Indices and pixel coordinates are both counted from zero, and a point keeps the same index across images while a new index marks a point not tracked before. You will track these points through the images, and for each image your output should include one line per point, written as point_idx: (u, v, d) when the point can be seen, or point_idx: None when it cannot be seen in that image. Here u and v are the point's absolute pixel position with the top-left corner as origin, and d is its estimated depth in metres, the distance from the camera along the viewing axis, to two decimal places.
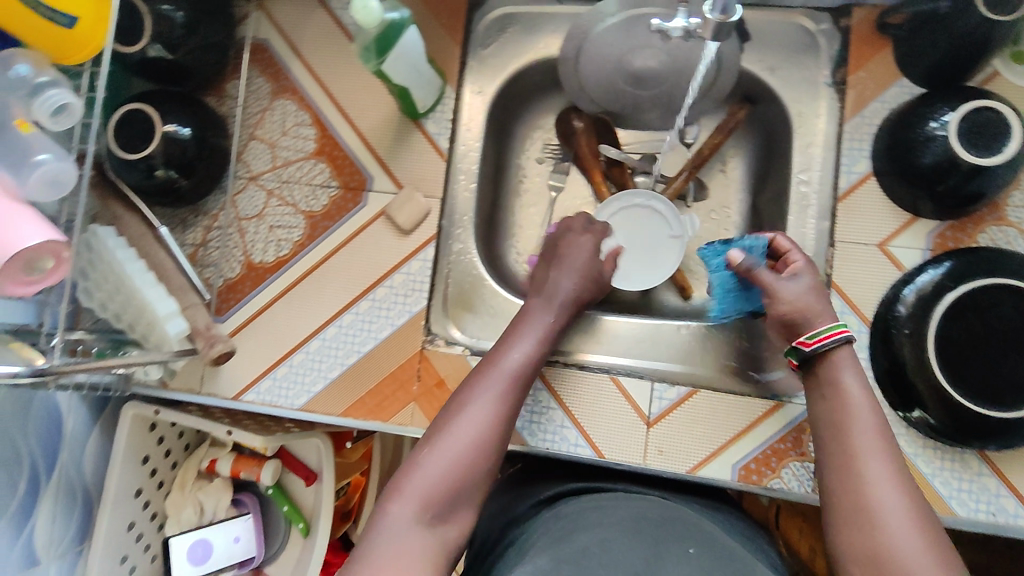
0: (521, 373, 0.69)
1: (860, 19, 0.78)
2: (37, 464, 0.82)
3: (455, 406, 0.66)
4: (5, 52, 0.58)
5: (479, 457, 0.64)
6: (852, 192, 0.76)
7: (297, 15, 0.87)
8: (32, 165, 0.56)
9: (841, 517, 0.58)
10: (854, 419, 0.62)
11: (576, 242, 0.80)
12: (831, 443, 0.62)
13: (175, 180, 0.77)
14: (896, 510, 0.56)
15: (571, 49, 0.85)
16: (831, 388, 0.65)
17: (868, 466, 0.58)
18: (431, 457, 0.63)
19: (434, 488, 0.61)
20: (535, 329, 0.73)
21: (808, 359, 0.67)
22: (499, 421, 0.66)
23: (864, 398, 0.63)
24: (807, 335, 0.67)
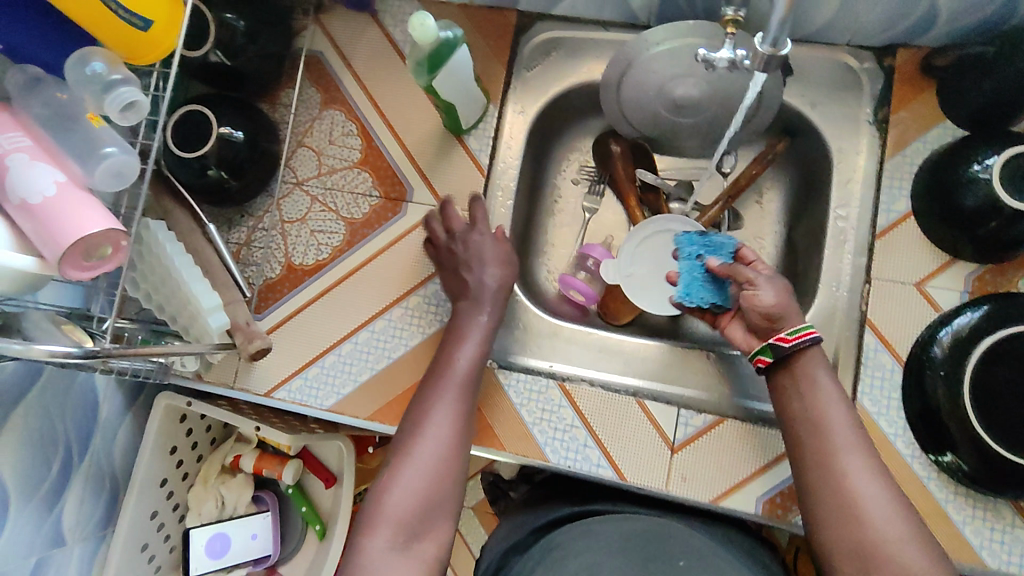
0: (467, 377, 0.73)
1: (905, 60, 0.78)
2: (71, 446, 0.84)
3: (413, 425, 0.69)
4: (84, 49, 0.61)
5: (446, 471, 0.67)
6: (891, 229, 0.75)
7: (351, 30, 0.90)
8: (99, 156, 0.59)
9: (826, 514, 0.59)
10: (830, 415, 0.63)
11: (481, 241, 0.81)
12: (807, 438, 0.63)
13: (226, 181, 0.80)
14: (879, 506, 0.57)
15: (615, 73, 0.84)
16: (800, 382, 0.65)
17: (848, 462, 0.60)
18: (398, 479, 0.65)
19: (406, 511, 0.63)
20: (474, 330, 0.77)
21: (783, 358, 0.66)
22: (456, 427, 0.70)
23: (835, 391, 0.64)
24: (788, 331, 0.66)
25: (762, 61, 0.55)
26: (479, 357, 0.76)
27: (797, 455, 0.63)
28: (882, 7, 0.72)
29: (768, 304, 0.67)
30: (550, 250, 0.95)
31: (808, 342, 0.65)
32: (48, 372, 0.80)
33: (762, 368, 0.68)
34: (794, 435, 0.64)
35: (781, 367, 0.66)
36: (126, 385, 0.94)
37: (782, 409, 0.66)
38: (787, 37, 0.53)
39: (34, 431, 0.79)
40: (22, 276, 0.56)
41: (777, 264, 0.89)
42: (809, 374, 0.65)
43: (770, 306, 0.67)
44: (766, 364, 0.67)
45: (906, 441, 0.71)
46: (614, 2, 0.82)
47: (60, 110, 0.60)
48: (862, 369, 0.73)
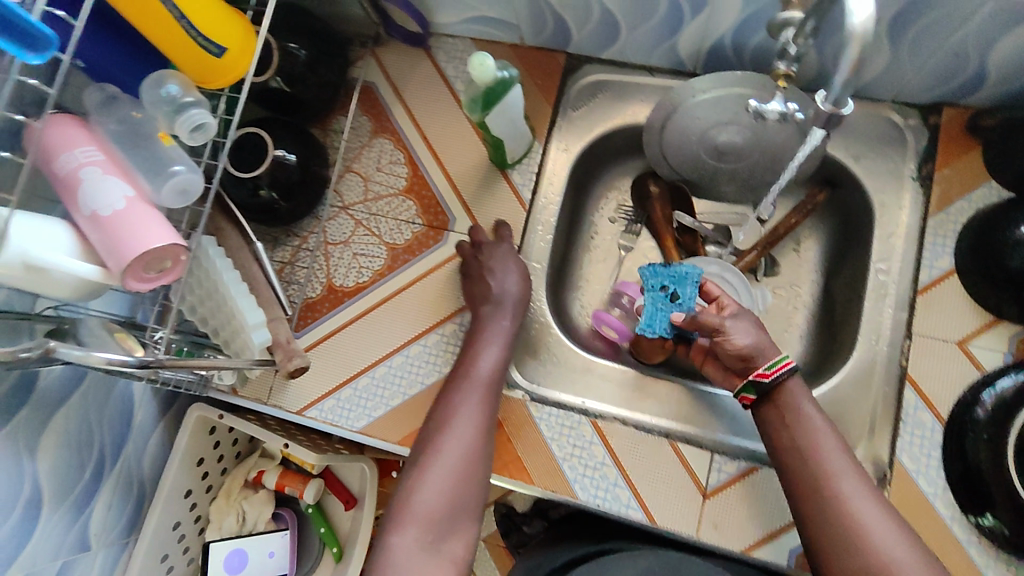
0: (490, 381, 0.75)
1: (950, 118, 0.79)
2: (105, 452, 0.86)
3: (439, 427, 0.71)
4: (159, 72, 0.64)
5: (470, 474, 0.68)
6: (933, 286, 0.75)
7: (404, 63, 0.93)
8: (168, 174, 0.61)
9: (829, 539, 0.60)
10: (821, 443, 0.64)
11: (503, 257, 0.82)
12: (799, 466, 0.64)
13: (276, 202, 0.83)
14: (881, 528, 0.59)
15: (659, 117, 0.85)
16: (783, 410, 0.67)
17: (843, 487, 0.61)
18: (425, 480, 0.67)
19: (433, 511, 0.65)
20: (497, 336, 0.78)
21: (765, 394, 0.69)
22: (480, 429, 0.72)
23: (819, 418, 0.66)
24: (766, 366, 0.68)
25: (821, 119, 0.55)
26: (502, 361, 0.77)
27: (792, 483, 0.65)
28: (930, 67, 0.73)
29: (741, 346, 0.69)
30: (585, 286, 0.96)
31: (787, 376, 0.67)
32: (91, 377, 0.82)
33: (748, 405, 0.71)
34: (785, 465, 0.66)
35: (766, 401, 0.69)
36: (161, 394, 0.96)
37: (770, 439, 0.67)
38: (849, 97, 0.53)
39: (72, 434, 0.80)
40: (84, 283, 0.58)
41: (813, 313, 0.89)
42: (794, 403, 0.67)
43: (745, 348, 0.69)
44: (751, 402, 0.70)
45: (946, 502, 0.69)
46: (662, 49, 0.85)
47: (136, 128, 0.63)
48: (901, 426, 0.72)
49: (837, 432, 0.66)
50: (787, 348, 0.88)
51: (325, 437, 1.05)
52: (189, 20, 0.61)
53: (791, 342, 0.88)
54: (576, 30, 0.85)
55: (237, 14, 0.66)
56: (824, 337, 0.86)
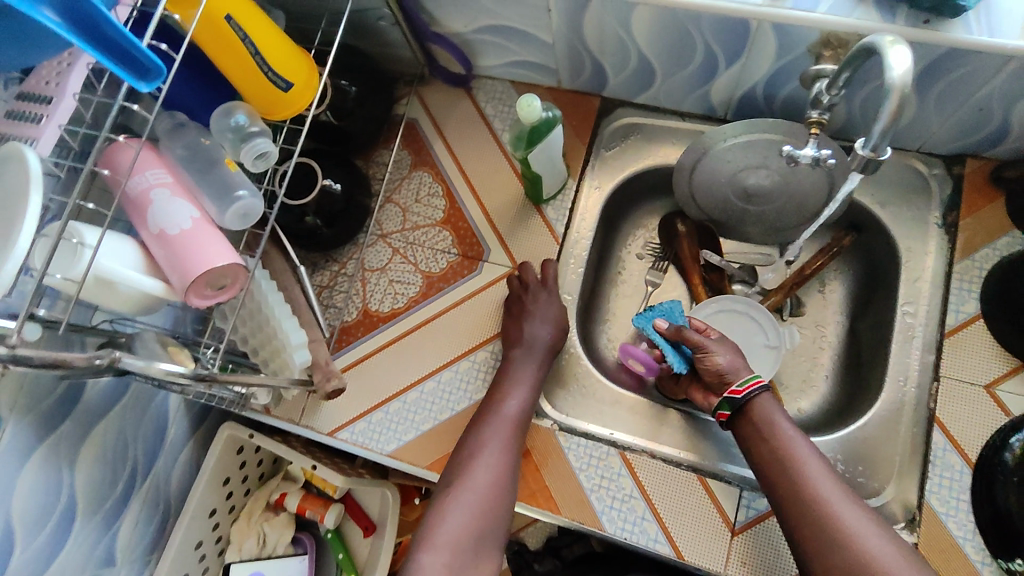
0: (518, 419, 0.77)
1: (973, 169, 0.82)
2: (137, 466, 0.87)
3: (466, 460, 0.74)
4: (227, 103, 0.68)
5: (494, 508, 0.72)
6: (959, 330, 0.77)
7: (445, 102, 0.98)
8: (232, 199, 0.65)
9: (817, 543, 0.62)
10: (796, 453, 0.66)
11: (540, 300, 0.84)
12: (779, 474, 0.66)
13: (319, 228, 0.86)
14: (864, 530, 0.61)
15: (689, 159, 0.88)
16: (759, 421, 0.70)
17: (822, 490, 0.64)
18: (451, 511, 0.70)
19: (458, 541, 0.68)
20: (528, 374, 0.80)
21: (739, 409, 0.71)
22: (506, 465, 0.74)
23: (791, 427, 0.69)
24: (738, 382, 0.72)
25: (859, 163, 0.57)
26: (531, 400, 0.79)
27: (773, 492, 0.67)
28: (955, 120, 0.76)
29: (719, 362, 0.74)
30: (612, 320, 0.98)
31: (759, 393, 0.70)
32: (132, 391, 0.85)
33: (725, 421, 0.73)
34: (766, 474, 0.68)
35: (740, 417, 0.71)
36: (192, 412, 0.97)
37: (750, 452, 0.69)
38: (887, 145, 0.55)
39: (109, 447, 0.82)
40: (147, 297, 0.60)
41: (839, 354, 0.90)
42: (768, 417, 0.69)
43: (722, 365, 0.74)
44: (727, 417, 0.72)
45: (976, 547, 0.69)
46: (694, 96, 0.89)
47: (203, 154, 0.66)
48: (930, 468, 0.73)
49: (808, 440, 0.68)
50: (813, 388, 0.89)
51: (348, 461, 1.05)
52: (263, 57, 0.65)
53: (816, 382, 0.90)
54: (612, 76, 0.90)
55: (303, 52, 0.71)
56: (850, 378, 0.87)
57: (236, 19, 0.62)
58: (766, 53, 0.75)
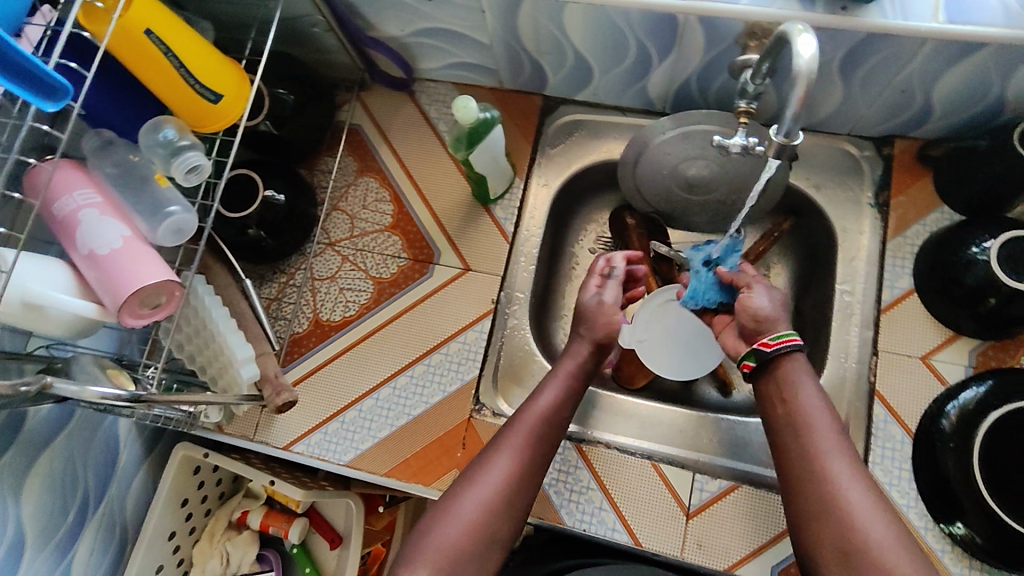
0: (542, 425, 0.71)
1: (902, 149, 0.85)
2: (88, 493, 0.85)
3: (477, 460, 0.69)
4: (156, 118, 0.67)
5: (499, 510, 0.66)
6: (895, 305, 0.80)
7: (389, 106, 0.98)
8: (164, 215, 0.64)
9: (816, 520, 0.58)
10: (814, 424, 0.62)
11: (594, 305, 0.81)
12: (795, 447, 0.62)
13: (262, 239, 0.86)
14: (867, 513, 0.57)
15: (631, 154, 0.89)
16: (783, 384, 0.65)
17: (833, 467, 0.59)
18: (454, 509, 0.65)
19: (456, 539, 0.63)
20: (561, 377, 0.75)
21: (767, 362, 0.67)
22: (524, 465, 0.69)
23: (818, 396, 0.64)
24: (771, 336, 0.67)
25: (774, 150, 0.59)
26: (559, 409, 0.73)
27: (784, 461, 0.63)
28: (880, 104, 0.79)
29: (760, 308, 0.70)
30: (567, 315, 0.99)
31: (791, 351, 0.66)
32: (78, 417, 0.82)
33: (748, 373, 0.70)
34: (782, 444, 0.64)
35: (767, 371, 0.67)
36: (146, 434, 0.95)
37: (768, 415, 0.66)
38: (800, 129, 0.57)
39: (56, 476, 0.80)
40: (79, 319, 0.59)
41: None
42: (793, 380, 0.65)
43: (760, 309, 0.71)
44: (751, 370, 0.69)
45: (919, 513, 0.72)
46: (633, 91, 0.90)
47: (131, 172, 0.65)
48: (873, 440, 0.76)
49: (835, 412, 0.63)
50: None
51: (310, 473, 1.04)
52: (188, 69, 0.64)
53: None
54: (552, 75, 0.91)
55: (234, 64, 0.70)
56: None
57: (158, 32, 0.61)
58: (695, 46, 0.77)
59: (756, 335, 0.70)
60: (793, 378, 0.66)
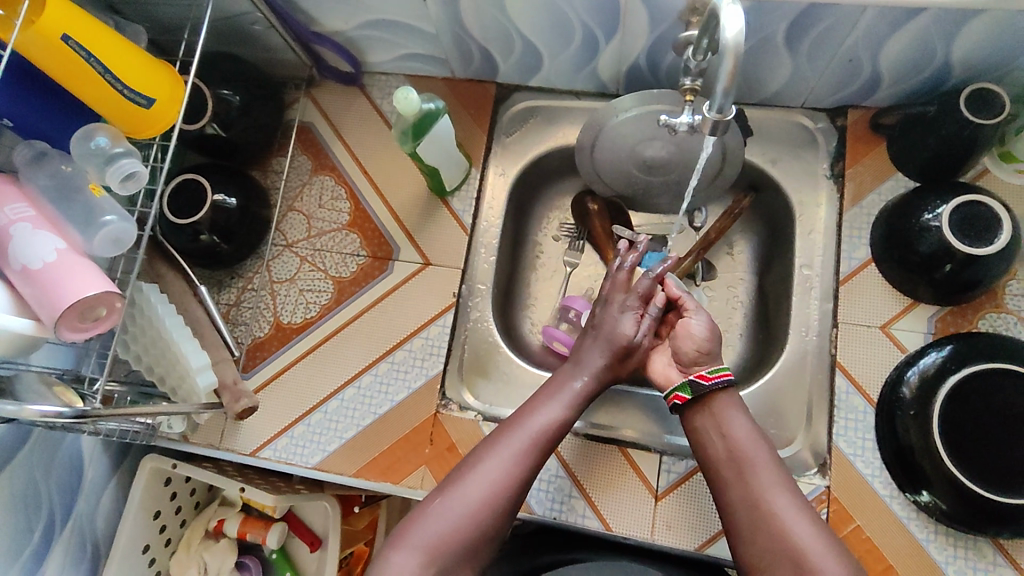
0: (545, 436, 0.69)
1: (855, 119, 0.84)
2: (54, 512, 0.83)
3: (468, 466, 0.67)
4: (89, 125, 0.65)
5: (485, 519, 0.64)
6: (853, 276, 0.80)
7: (340, 102, 0.96)
8: (99, 224, 0.62)
9: (761, 554, 0.61)
10: (754, 461, 0.64)
11: (609, 313, 0.77)
12: (736, 484, 0.64)
13: (217, 245, 0.84)
14: (809, 543, 0.59)
15: (587, 138, 0.88)
16: (717, 419, 0.68)
17: (777, 503, 0.62)
18: (436, 515, 0.64)
19: (440, 543, 0.62)
20: (566, 394, 0.72)
21: (700, 397, 0.69)
22: (512, 478, 0.66)
23: (751, 432, 0.66)
24: (709, 369, 0.69)
25: (709, 125, 0.59)
26: (563, 418, 0.71)
27: (726, 498, 0.65)
28: (829, 74, 0.78)
29: (702, 339, 0.71)
30: (533, 304, 0.98)
31: (726, 385, 0.69)
32: (36, 436, 0.81)
33: (679, 405, 0.70)
34: (722, 481, 0.66)
35: (699, 405, 0.69)
36: (113, 448, 0.93)
37: (702, 450, 0.68)
38: (732, 103, 0.57)
39: (17, 496, 0.78)
40: (19, 338, 0.58)
41: (750, 312, 0.92)
42: (726, 416, 0.67)
43: (704, 345, 0.71)
44: (683, 402, 0.70)
45: (883, 481, 0.73)
46: (585, 74, 0.89)
47: (64, 183, 0.63)
48: (836, 412, 0.76)
49: (770, 447, 0.66)
50: (730, 348, 0.91)
51: (285, 478, 1.03)
52: (115, 75, 0.62)
53: (733, 341, 0.92)
54: (502, 62, 0.89)
55: (167, 66, 0.68)
56: (761, 335, 0.89)
57: (77, 38, 0.59)
58: (640, 24, 0.76)
59: (693, 365, 0.71)
60: (725, 413, 0.68)
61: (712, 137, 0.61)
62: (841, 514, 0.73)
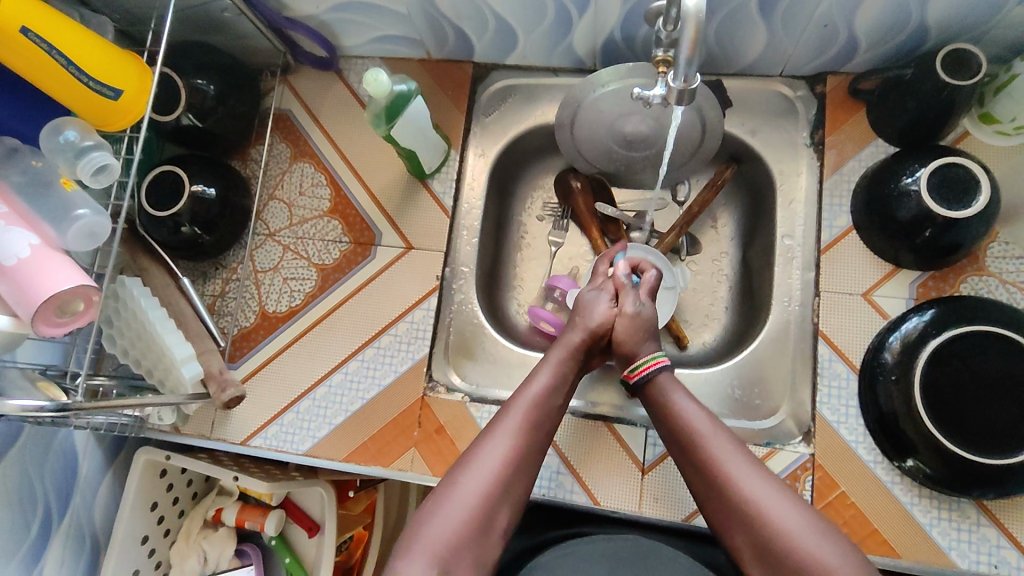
0: (536, 416, 0.68)
1: (835, 85, 0.83)
2: (50, 507, 0.84)
3: (464, 461, 0.65)
4: (56, 120, 0.65)
5: (491, 509, 0.62)
6: (835, 244, 0.79)
7: (318, 87, 0.95)
8: (72, 219, 0.62)
9: (731, 525, 0.61)
10: (698, 433, 0.65)
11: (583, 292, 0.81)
12: (690, 456, 0.65)
13: (198, 236, 0.84)
14: (782, 508, 0.59)
15: (566, 115, 0.87)
16: (663, 404, 0.69)
17: (730, 467, 0.62)
18: (436, 512, 0.61)
19: (446, 543, 0.59)
20: (551, 367, 0.73)
21: (639, 389, 0.73)
22: (512, 463, 0.65)
23: (697, 407, 0.67)
24: (630, 368, 0.73)
25: (675, 95, 0.60)
26: (551, 398, 0.70)
27: (687, 473, 0.65)
28: (806, 40, 0.77)
29: (623, 335, 0.75)
30: (519, 284, 0.98)
31: (654, 375, 0.71)
32: (28, 432, 0.81)
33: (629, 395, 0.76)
34: (680, 457, 0.66)
35: (643, 395, 0.72)
36: (107, 442, 0.94)
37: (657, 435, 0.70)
38: (696, 71, 0.58)
39: (13, 493, 0.79)
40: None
41: (734, 284, 0.92)
42: (668, 397, 0.69)
43: (626, 336, 0.75)
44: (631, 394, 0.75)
45: (868, 448, 0.74)
46: (561, 50, 0.88)
47: (34, 178, 0.63)
48: (819, 379, 0.77)
49: (717, 417, 0.67)
50: (714, 321, 0.92)
51: (281, 466, 1.03)
52: (78, 67, 0.62)
53: (718, 314, 0.92)
54: (476, 41, 0.88)
55: (132, 57, 0.67)
56: (746, 306, 0.89)
57: (36, 30, 0.59)
58: None
59: (625, 359, 0.75)
60: (668, 394, 0.70)
61: (678, 106, 0.62)
62: (826, 481, 0.73)
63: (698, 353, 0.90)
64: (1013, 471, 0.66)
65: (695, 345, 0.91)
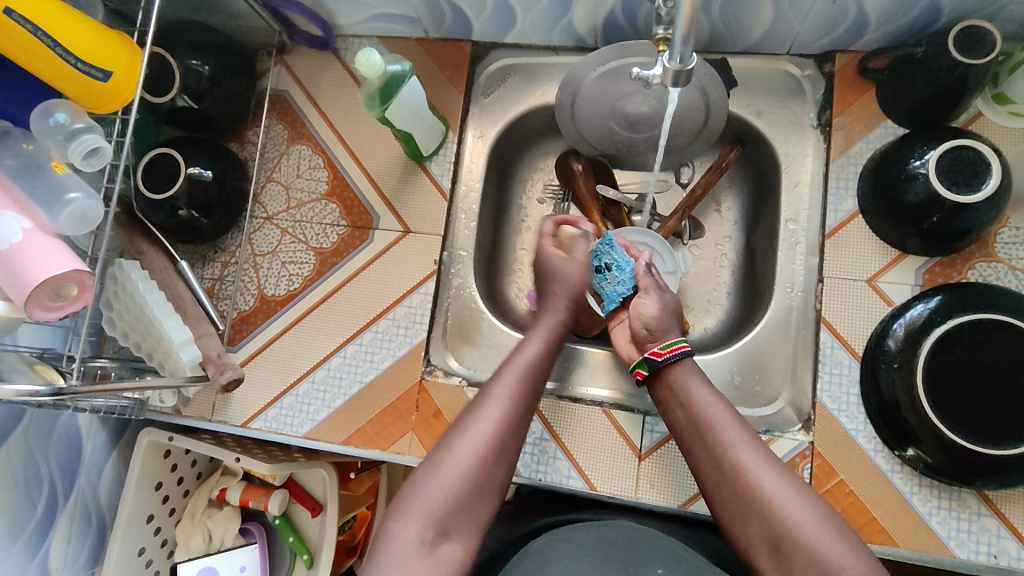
0: (528, 379, 0.68)
1: (843, 64, 0.81)
2: (55, 487, 0.85)
3: (458, 424, 0.64)
4: (47, 102, 0.64)
5: (487, 469, 0.61)
6: (840, 229, 0.78)
7: (315, 68, 0.94)
8: (64, 202, 0.61)
9: (740, 516, 0.60)
10: (714, 421, 0.64)
11: (562, 262, 0.80)
12: (701, 445, 0.64)
13: (196, 219, 0.83)
14: (790, 501, 0.58)
15: (566, 96, 0.85)
16: (676, 390, 0.68)
17: (743, 457, 0.61)
18: (432, 473, 0.61)
19: (442, 503, 0.59)
20: (541, 335, 0.74)
21: (657, 371, 0.70)
22: (507, 425, 0.64)
23: (710, 393, 0.66)
24: (660, 345, 0.70)
25: (672, 77, 0.59)
26: (542, 363, 0.70)
27: (696, 461, 0.64)
28: (814, 17, 0.75)
29: (651, 318, 0.72)
30: (519, 268, 0.97)
31: (680, 358, 0.69)
32: (30, 414, 0.82)
33: (640, 380, 0.72)
34: (689, 444, 0.65)
35: (657, 378, 0.70)
36: (111, 423, 0.95)
37: (668, 420, 0.68)
38: (693, 51, 0.56)
39: (17, 474, 0.80)
40: None
41: (737, 270, 0.91)
42: (683, 383, 0.68)
43: (652, 320, 0.71)
44: (643, 377, 0.71)
45: (868, 436, 0.73)
46: (561, 28, 0.86)
47: (26, 162, 0.62)
48: (820, 366, 0.76)
49: (732, 407, 0.65)
50: (716, 306, 0.90)
51: (284, 448, 1.04)
52: (65, 48, 0.61)
53: (720, 300, 0.91)
54: (475, 18, 0.86)
55: (122, 37, 0.66)
56: (748, 292, 0.88)
57: (20, 11, 0.58)
58: None
59: (648, 343, 0.72)
60: (683, 381, 0.68)
61: (675, 87, 0.61)
62: (825, 469, 0.73)
63: (699, 338, 0.88)
64: (1015, 461, 0.65)
65: (696, 331, 0.90)
